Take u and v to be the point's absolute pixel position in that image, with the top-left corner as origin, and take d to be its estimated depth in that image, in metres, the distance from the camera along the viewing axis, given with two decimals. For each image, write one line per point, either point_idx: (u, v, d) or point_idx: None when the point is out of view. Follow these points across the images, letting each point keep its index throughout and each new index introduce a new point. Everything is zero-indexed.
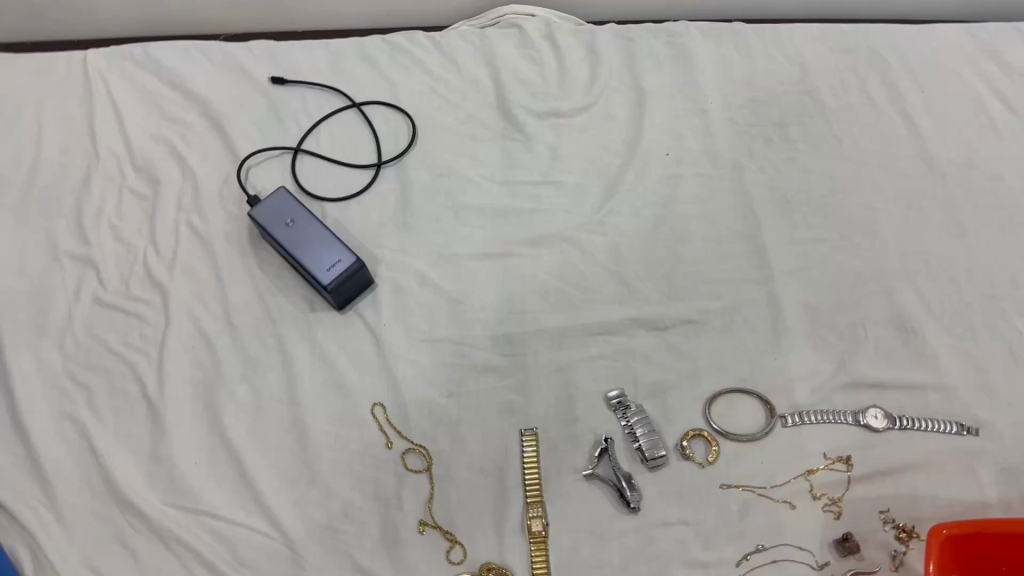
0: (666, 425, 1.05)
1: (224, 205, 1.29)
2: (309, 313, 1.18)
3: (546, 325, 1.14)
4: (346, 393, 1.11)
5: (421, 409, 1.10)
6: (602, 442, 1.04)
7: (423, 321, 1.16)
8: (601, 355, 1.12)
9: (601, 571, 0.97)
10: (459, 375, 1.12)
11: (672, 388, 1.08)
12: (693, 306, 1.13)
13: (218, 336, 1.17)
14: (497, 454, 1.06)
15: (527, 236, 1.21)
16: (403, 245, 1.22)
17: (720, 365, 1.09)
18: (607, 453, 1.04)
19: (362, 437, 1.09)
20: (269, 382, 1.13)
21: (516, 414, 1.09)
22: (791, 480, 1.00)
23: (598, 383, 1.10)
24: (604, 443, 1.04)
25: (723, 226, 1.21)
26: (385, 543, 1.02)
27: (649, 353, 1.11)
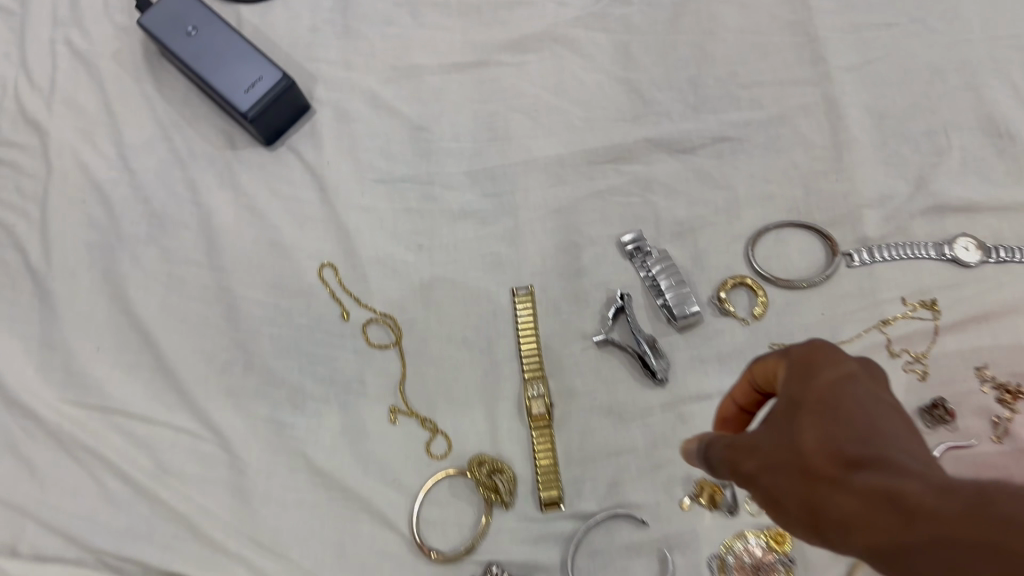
0: (698, 273, 0.82)
1: (110, 16, 0.98)
2: (231, 153, 0.91)
3: (537, 152, 0.89)
4: (284, 252, 0.87)
5: (383, 268, 0.86)
6: (618, 301, 0.81)
7: (378, 155, 0.90)
8: (611, 189, 0.86)
9: (623, 459, 0.77)
10: (430, 222, 0.88)
11: (705, 224, 0.84)
12: (726, 119, 0.88)
13: (117, 187, 0.91)
14: (483, 321, 0.84)
15: (507, 38, 0.93)
16: (346, 57, 0.94)
17: (765, 192, 0.85)
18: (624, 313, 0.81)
19: (308, 307, 0.85)
20: (185, 243, 0.88)
21: (505, 271, 0.85)
22: (864, 333, 0.79)
23: (608, 224, 0.85)
24: (620, 302, 0.81)
25: (762, 12, 0.93)
26: (347, 436, 0.80)
27: (672, 183, 0.86)
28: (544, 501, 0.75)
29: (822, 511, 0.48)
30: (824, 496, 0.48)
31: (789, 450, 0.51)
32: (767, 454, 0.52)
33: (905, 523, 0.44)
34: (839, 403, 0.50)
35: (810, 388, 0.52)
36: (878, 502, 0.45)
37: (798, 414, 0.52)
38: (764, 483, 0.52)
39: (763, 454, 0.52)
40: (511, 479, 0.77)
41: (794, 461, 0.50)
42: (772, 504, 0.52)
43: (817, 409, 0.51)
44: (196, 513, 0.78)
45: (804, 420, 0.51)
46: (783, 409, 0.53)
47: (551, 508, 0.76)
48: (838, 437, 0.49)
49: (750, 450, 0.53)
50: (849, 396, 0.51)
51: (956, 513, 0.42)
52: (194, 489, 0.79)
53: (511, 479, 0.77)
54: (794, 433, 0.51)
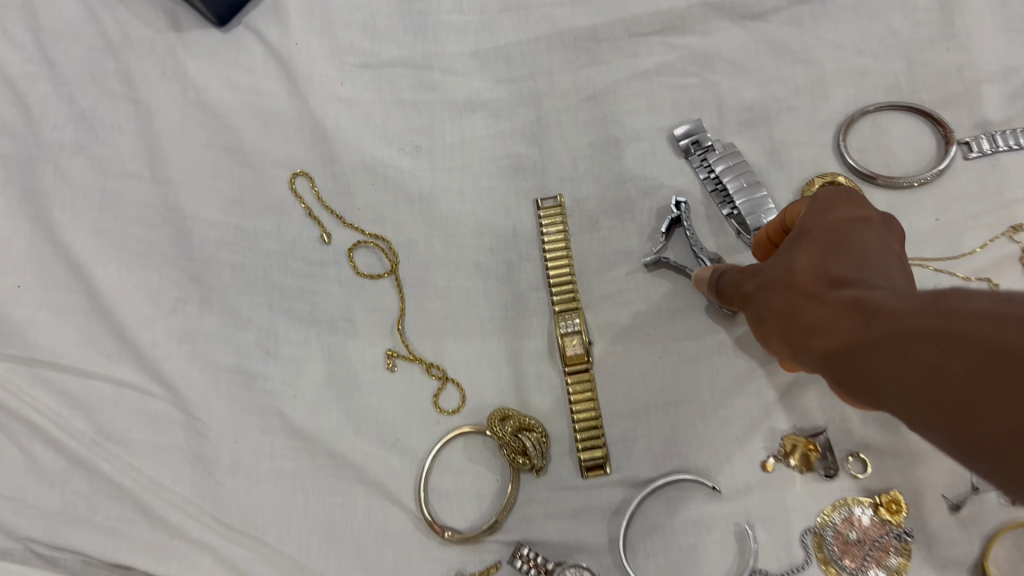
0: (774, 172, 0.64)
1: None
2: (174, 36, 0.72)
3: (564, 23, 0.69)
4: (245, 159, 0.69)
5: (370, 175, 0.68)
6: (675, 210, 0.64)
7: (361, 34, 0.71)
8: (658, 68, 0.68)
9: (684, 410, 0.60)
10: (428, 116, 0.70)
11: (780, 110, 0.66)
12: None
13: (32, 83, 0.70)
14: (500, 240, 0.67)
15: None
16: None
17: (857, 67, 0.66)
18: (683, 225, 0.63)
19: (279, 227, 0.67)
20: (122, 149, 0.69)
21: (526, 176, 0.68)
22: (991, 242, 0.61)
23: (655, 114, 0.67)
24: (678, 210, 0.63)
25: None
26: (334, 389, 0.63)
27: (737, 60, 0.67)
28: (585, 464, 0.59)
29: (799, 330, 0.42)
30: (800, 312, 0.42)
31: (783, 272, 0.45)
32: (766, 281, 0.47)
33: (863, 325, 0.36)
34: (844, 236, 0.44)
35: (822, 221, 0.46)
36: (843, 308, 0.38)
37: (801, 243, 0.46)
38: (758, 312, 0.47)
39: (763, 283, 0.47)
40: (541, 439, 0.60)
41: (783, 284, 0.45)
42: (767, 334, 0.46)
43: (822, 239, 0.45)
44: (147, 492, 0.60)
45: (805, 248, 0.45)
46: (791, 242, 0.47)
47: (594, 474, 0.59)
48: (831, 260, 0.43)
49: (757, 283, 0.48)
50: (858, 233, 0.44)
51: (911, 312, 0.34)
52: (143, 460, 0.62)
53: (541, 439, 0.60)
54: (793, 257, 0.45)
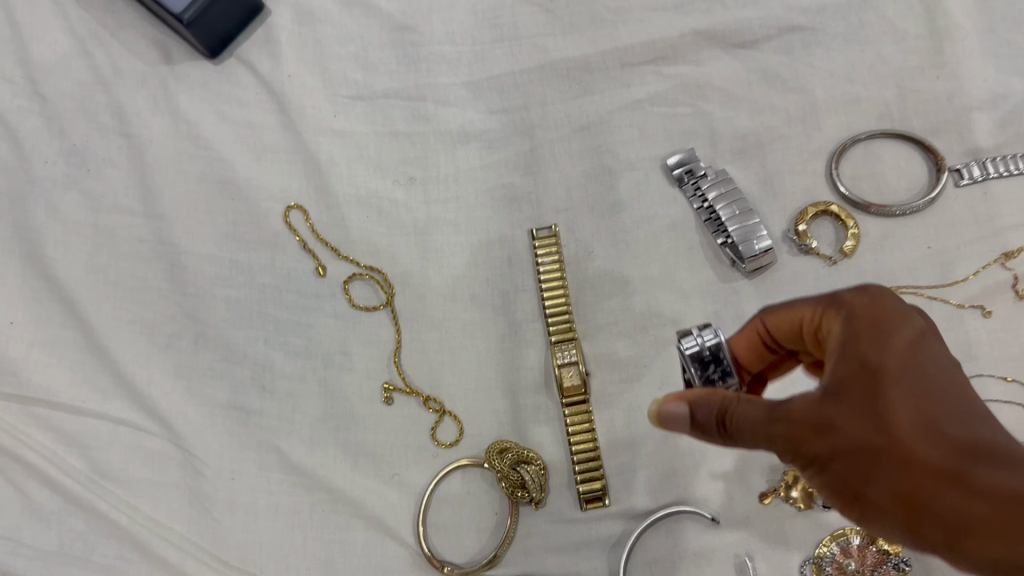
0: (766, 201, 0.65)
1: None
2: (166, 69, 0.72)
3: (556, 54, 0.70)
4: (238, 192, 0.68)
5: (364, 208, 0.69)
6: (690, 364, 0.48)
7: (353, 66, 0.71)
8: (652, 98, 0.68)
9: (682, 441, 0.60)
10: (422, 147, 0.70)
11: (771, 138, 0.66)
12: (796, 4, 0.69)
13: (23, 118, 0.69)
14: (496, 271, 0.67)
15: None
16: None
17: (848, 95, 0.67)
18: (711, 366, 0.48)
19: (274, 261, 0.67)
20: (114, 184, 0.68)
21: (521, 206, 0.68)
22: (984, 271, 0.61)
23: (649, 144, 0.68)
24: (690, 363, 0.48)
25: None
26: (332, 423, 0.63)
27: (729, 89, 0.68)
28: (585, 496, 0.59)
29: (922, 515, 0.37)
30: (920, 491, 0.37)
31: (876, 433, 0.38)
32: (836, 428, 0.39)
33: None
34: (923, 366, 0.39)
35: (886, 343, 0.40)
36: (1000, 508, 0.35)
37: (865, 372, 0.39)
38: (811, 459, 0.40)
39: (829, 425, 0.39)
40: (540, 471, 0.60)
41: (882, 445, 0.38)
42: (838, 493, 0.40)
43: (907, 381, 0.39)
44: (147, 532, 0.58)
45: (886, 387, 0.39)
46: (854, 368, 0.39)
47: (593, 505, 0.60)
48: (934, 414, 0.38)
49: (812, 422, 0.39)
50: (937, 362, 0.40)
51: None
52: (140, 498, 0.60)
53: (540, 471, 0.60)
54: (883, 405, 0.38)
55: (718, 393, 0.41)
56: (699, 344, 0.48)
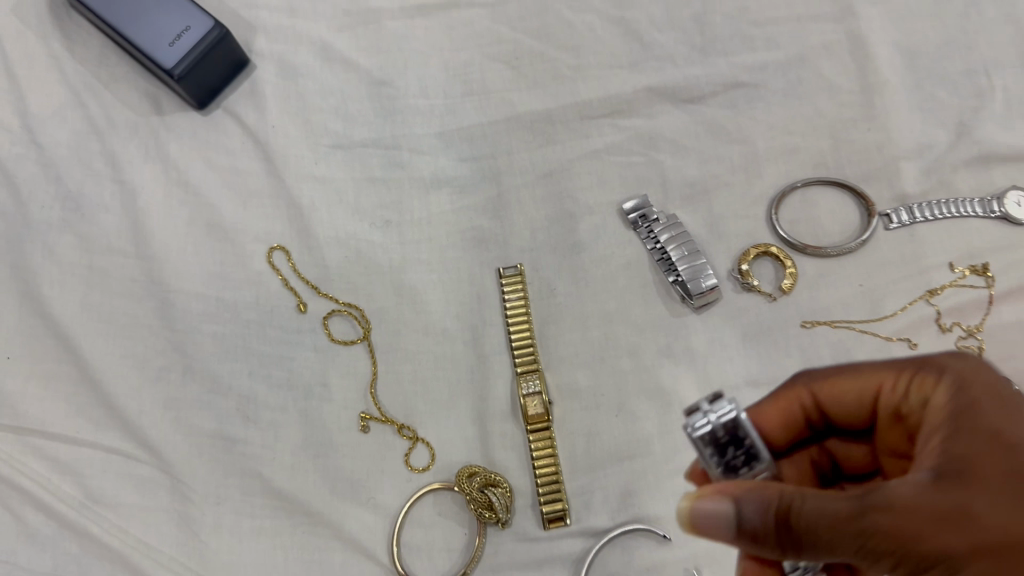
0: (712, 242, 0.71)
1: None
2: (157, 119, 0.77)
3: (521, 107, 0.76)
4: (225, 234, 0.73)
5: (343, 249, 0.74)
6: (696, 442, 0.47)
7: (333, 117, 0.77)
8: (609, 147, 0.74)
9: (637, 463, 0.65)
10: (397, 193, 0.75)
11: (718, 185, 0.72)
12: (739, 63, 0.75)
13: (21, 164, 0.74)
14: (466, 307, 0.72)
15: None
16: (290, 2, 0.79)
17: (787, 145, 0.73)
18: (729, 449, 0.47)
19: (258, 299, 0.72)
20: (108, 227, 0.73)
21: (490, 247, 0.73)
22: (910, 306, 0.67)
23: (607, 190, 0.74)
24: (702, 445, 0.47)
25: None
26: (311, 450, 0.68)
27: (679, 139, 0.74)
28: (547, 516, 0.64)
29: None
30: None
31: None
32: (974, 517, 0.37)
33: None
34: None
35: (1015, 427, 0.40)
36: None
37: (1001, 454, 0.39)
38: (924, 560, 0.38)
39: (968, 517, 0.37)
40: (507, 493, 0.65)
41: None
42: None
43: None
44: (136, 552, 0.62)
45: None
46: (974, 445, 0.40)
47: (555, 525, 0.64)
48: None
49: (949, 511, 0.37)
50: None
51: None
52: (131, 522, 0.64)
53: (507, 493, 0.65)
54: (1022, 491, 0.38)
55: (772, 489, 0.42)
56: (711, 424, 0.47)
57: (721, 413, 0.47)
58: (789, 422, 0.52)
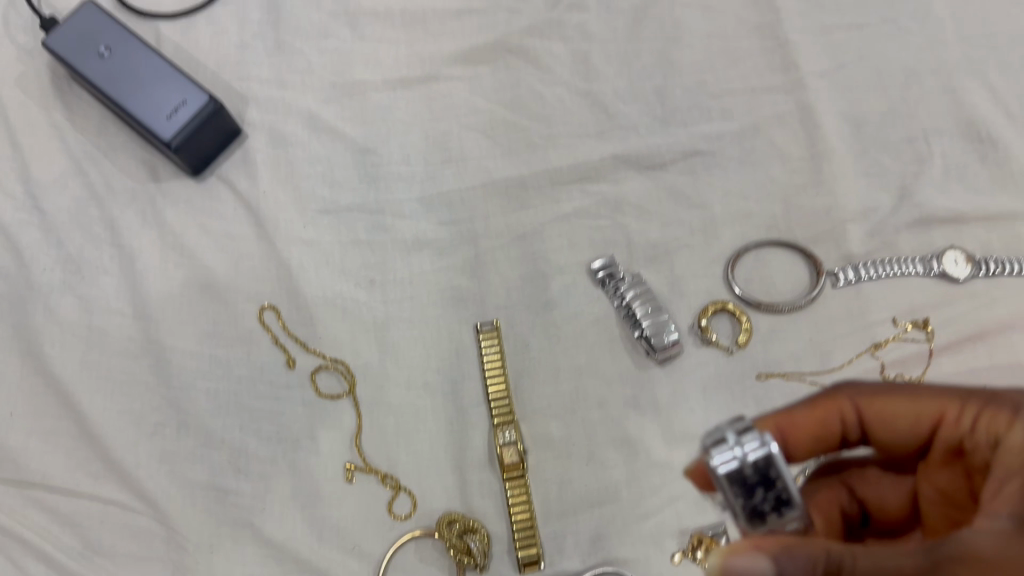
0: (674, 300, 0.76)
1: (11, 37, 0.87)
2: (152, 185, 0.82)
3: (496, 174, 0.82)
4: (217, 295, 0.78)
5: (330, 307, 0.78)
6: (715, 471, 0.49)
7: (321, 183, 0.82)
8: (578, 212, 0.80)
9: (606, 509, 0.70)
10: (381, 254, 0.80)
11: (679, 247, 0.78)
12: (698, 133, 0.82)
13: (25, 230, 0.79)
14: (446, 361, 0.76)
15: (458, 49, 0.86)
16: (280, 76, 0.85)
17: (743, 209, 0.79)
18: (755, 489, 0.49)
19: (249, 356, 0.76)
20: (106, 289, 0.77)
21: (468, 305, 0.78)
22: (855, 359, 0.73)
23: (577, 251, 0.79)
24: (726, 482, 0.49)
25: (728, 16, 0.86)
26: (299, 500, 0.72)
27: (643, 204, 0.80)
28: (523, 560, 0.68)
29: None
30: None
31: None
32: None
33: None
34: None
35: None
36: None
37: None
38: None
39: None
40: (484, 539, 0.70)
41: None
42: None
43: None
44: None
45: None
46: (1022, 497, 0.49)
47: (530, 568, 0.69)
48: None
49: None
50: None
51: None
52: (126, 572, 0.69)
53: (485, 539, 0.70)
54: None
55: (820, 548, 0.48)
56: (738, 462, 0.49)
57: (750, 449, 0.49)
58: (819, 433, 0.62)
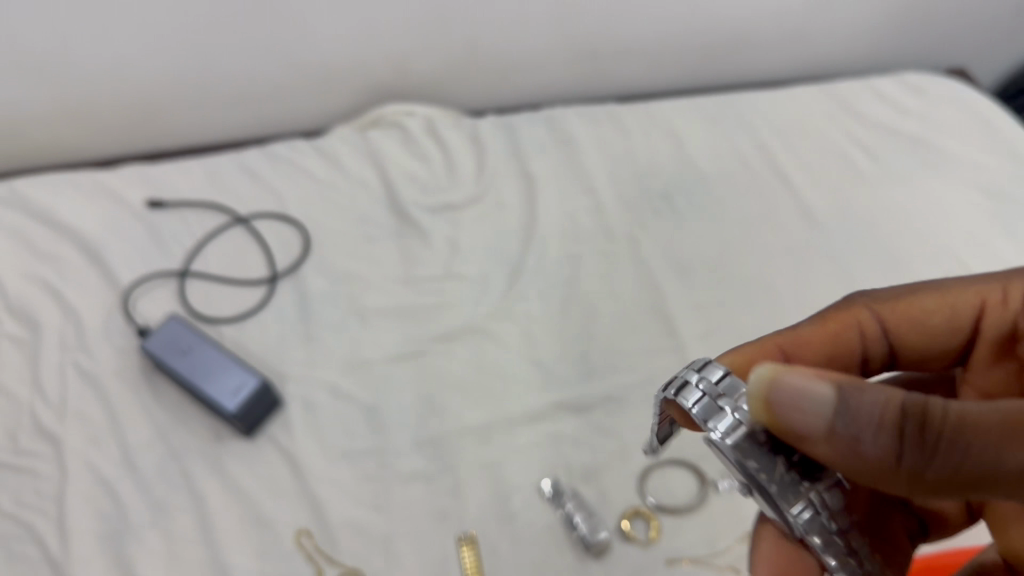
0: (604, 507, 1.04)
1: (111, 340, 1.19)
2: (217, 445, 1.10)
3: (469, 419, 1.12)
4: (266, 524, 1.04)
5: (350, 528, 1.04)
6: (700, 416, 0.66)
7: (341, 435, 1.11)
8: (530, 445, 1.09)
9: None
10: (387, 486, 1.07)
11: (605, 468, 1.07)
12: (613, 382, 1.13)
13: (122, 483, 1.06)
14: (436, 565, 1.02)
15: (437, 332, 1.19)
16: (311, 358, 1.17)
17: (646, 438, 1.09)
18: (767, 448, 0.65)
19: (289, 571, 1.01)
20: (184, 524, 1.04)
21: (451, 520, 1.05)
22: (733, 545, 1.02)
23: (530, 474, 1.07)
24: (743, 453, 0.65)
25: (627, 297, 1.21)
26: None
27: (577, 437, 1.10)
28: None
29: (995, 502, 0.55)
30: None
31: None
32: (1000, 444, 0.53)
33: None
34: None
35: None
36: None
37: None
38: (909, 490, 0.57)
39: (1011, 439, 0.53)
40: None
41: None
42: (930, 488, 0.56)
43: None
44: None
45: None
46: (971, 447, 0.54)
47: None
48: None
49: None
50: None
51: None
52: None
53: None
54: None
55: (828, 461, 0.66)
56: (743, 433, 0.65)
57: (729, 394, 0.67)
58: (833, 341, 0.82)
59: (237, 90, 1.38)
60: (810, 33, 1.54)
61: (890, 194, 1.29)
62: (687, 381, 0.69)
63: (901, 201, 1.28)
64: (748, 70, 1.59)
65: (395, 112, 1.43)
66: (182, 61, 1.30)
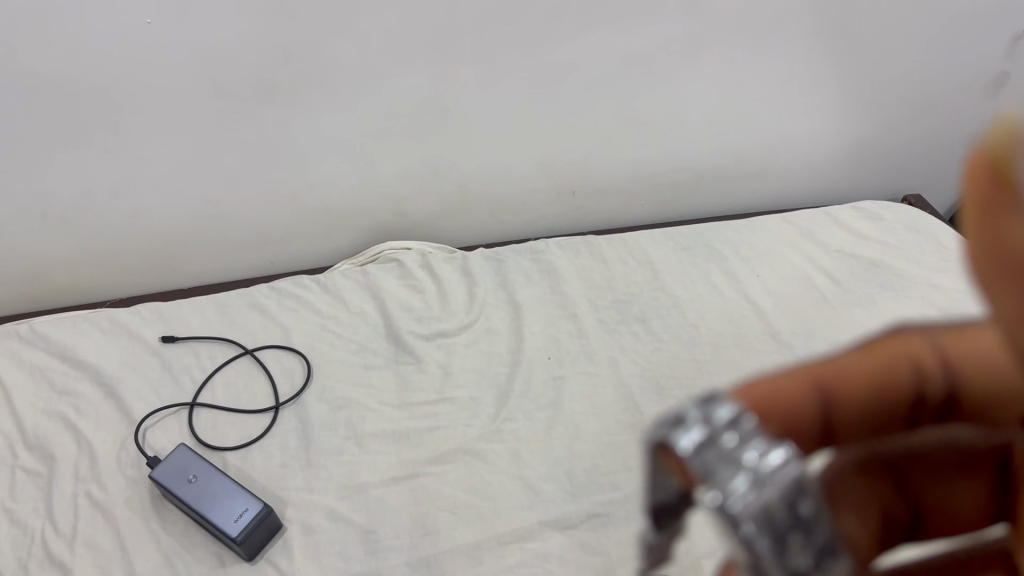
0: None
1: (123, 470, 1.26)
2: (219, 569, 1.14)
3: (460, 538, 1.15)
4: None
5: None
6: (700, 464, 0.47)
7: (337, 557, 1.15)
8: (519, 563, 1.12)
9: None
10: None
11: None
12: (597, 500, 1.18)
13: None
14: None
15: (430, 455, 1.25)
16: (310, 483, 1.23)
17: (631, 554, 1.12)
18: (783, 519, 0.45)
19: None
20: None
21: None
22: None
23: None
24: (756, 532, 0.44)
25: (609, 417, 1.28)
26: None
27: (563, 554, 1.13)
28: None
29: None
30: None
31: None
32: None
33: None
34: None
35: None
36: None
37: None
38: None
39: None
40: None
41: None
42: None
43: None
44: None
45: None
46: None
47: None
48: None
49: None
50: None
51: None
52: None
53: None
54: None
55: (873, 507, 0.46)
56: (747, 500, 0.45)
57: (737, 438, 0.48)
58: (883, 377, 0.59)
59: (249, 235, 1.51)
60: (765, 171, 1.71)
61: (854, 314, 1.38)
62: (689, 423, 0.49)
63: (867, 321, 1.36)
64: (713, 205, 1.77)
65: (393, 249, 1.57)
66: (197, 211, 1.44)
